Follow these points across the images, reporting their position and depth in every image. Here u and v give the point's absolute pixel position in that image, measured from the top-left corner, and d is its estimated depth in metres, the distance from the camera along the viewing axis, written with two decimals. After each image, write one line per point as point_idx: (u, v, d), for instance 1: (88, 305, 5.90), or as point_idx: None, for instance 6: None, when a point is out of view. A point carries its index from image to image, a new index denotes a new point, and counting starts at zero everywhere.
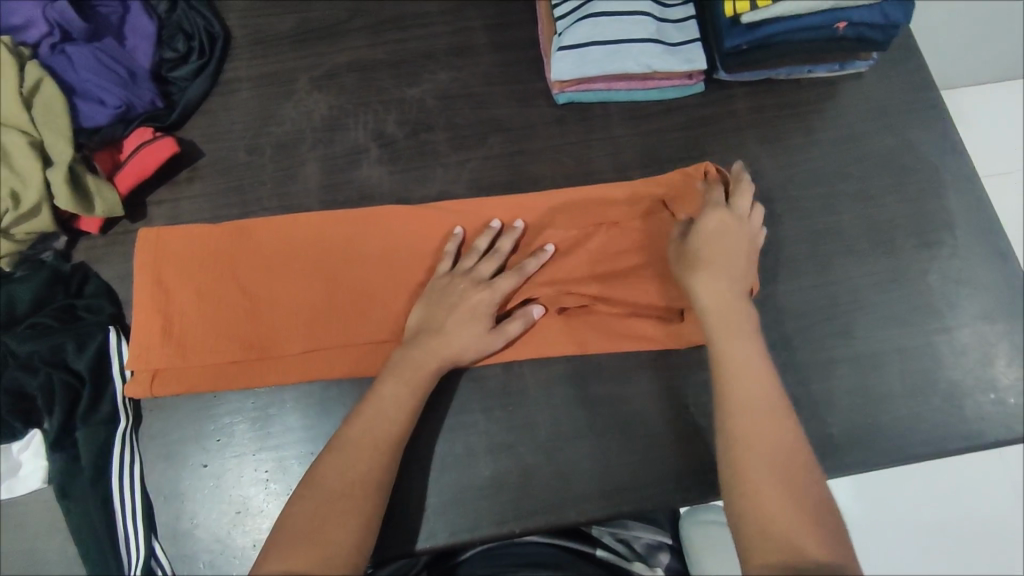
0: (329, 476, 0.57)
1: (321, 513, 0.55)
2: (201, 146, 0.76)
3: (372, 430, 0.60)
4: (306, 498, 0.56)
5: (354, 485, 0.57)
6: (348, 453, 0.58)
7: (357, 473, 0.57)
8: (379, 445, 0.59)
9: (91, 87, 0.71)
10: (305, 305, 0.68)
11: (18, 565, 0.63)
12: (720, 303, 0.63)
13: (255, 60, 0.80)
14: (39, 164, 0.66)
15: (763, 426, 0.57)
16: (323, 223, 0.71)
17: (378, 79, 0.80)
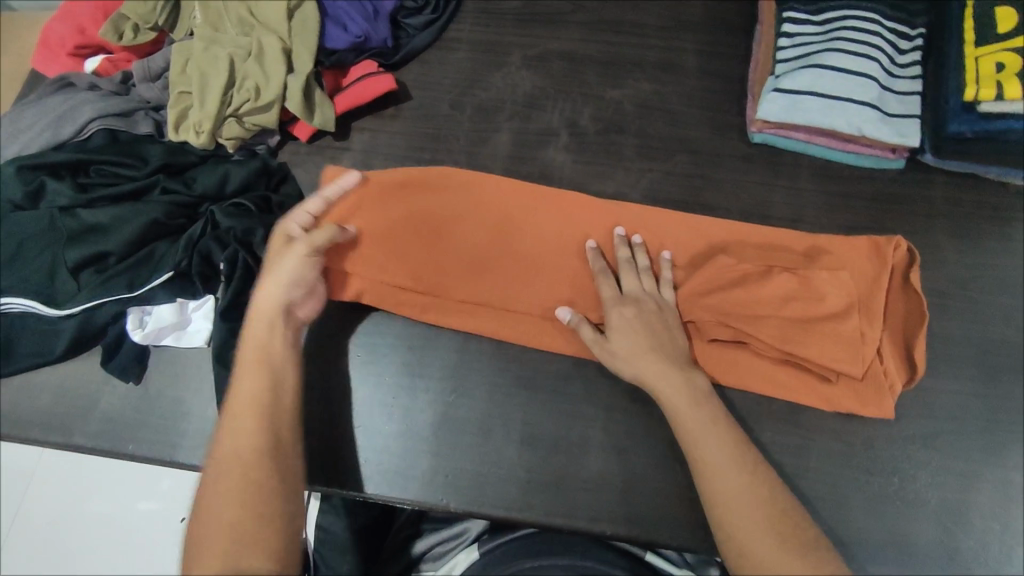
0: (234, 441, 0.56)
1: (221, 478, 0.54)
2: (411, 91, 0.82)
3: (242, 389, 0.59)
4: (219, 461, 0.55)
5: (238, 448, 0.55)
6: (238, 411, 0.58)
7: (244, 447, 0.55)
8: (249, 399, 0.58)
9: (341, 14, 0.78)
10: (475, 260, 0.72)
11: (159, 410, 0.68)
12: (673, 393, 0.62)
13: (478, 28, 0.85)
14: (284, 69, 0.73)
15: (722, 473, 0.56)
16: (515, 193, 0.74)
17: (584, 73, 0.83)
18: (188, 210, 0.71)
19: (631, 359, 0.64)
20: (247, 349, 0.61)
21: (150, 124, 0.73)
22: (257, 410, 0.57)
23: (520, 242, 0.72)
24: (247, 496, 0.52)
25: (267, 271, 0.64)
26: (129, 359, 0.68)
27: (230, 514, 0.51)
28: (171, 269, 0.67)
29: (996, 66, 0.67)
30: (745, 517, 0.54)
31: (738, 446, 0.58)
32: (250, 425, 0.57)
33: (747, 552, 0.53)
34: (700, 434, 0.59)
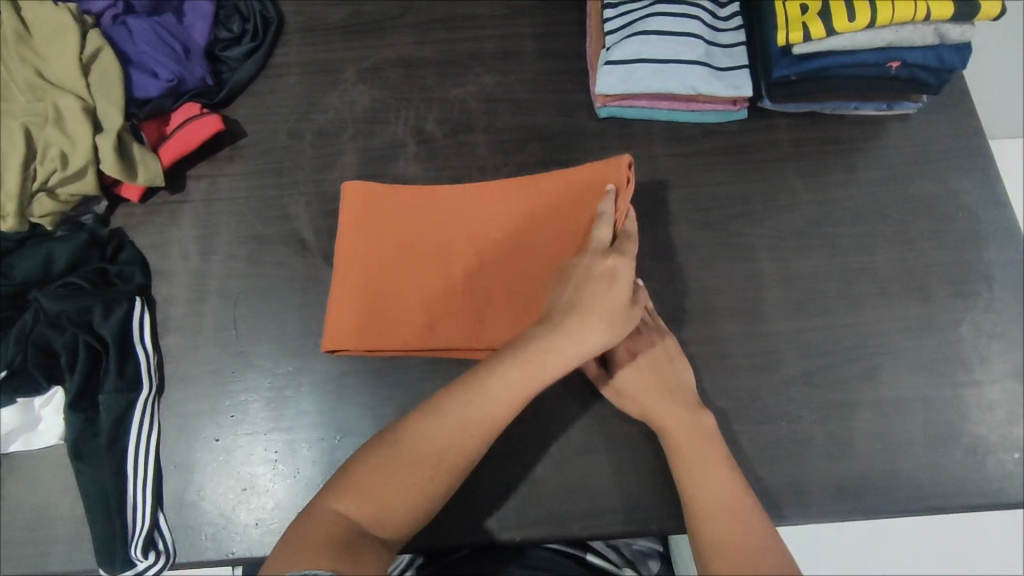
0: (446, 427, 0.53)
1: (423, 454, 0.53)
2: (246, 126, 0.78)
3: (494, 398, 0.54)
4: (423, 436, 0.53)
5: (467, 442, 0.53)
6: (468, 415, 0.54)
7: (458, 443, 0.53)
8: (497, 407, 0.54)
9: (146, 59, 0.72)
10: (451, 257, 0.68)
11: (20, 521, 0.62)
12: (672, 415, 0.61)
13: (305, 47, 0.82)
14: (91, 130, 0.67)
15: (693, 461, 0.58)
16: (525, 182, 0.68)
17: (424, 77, 0.81)
18: (15, 302, 0.66)
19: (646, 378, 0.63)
20: (515, 366, 0.55)
21: None
22: (475, 420, 0.54)
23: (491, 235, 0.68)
24: (434, 480, 0.53)
25: (619, 321, 0.58)
26: None
27: (421, 484, 0.52)
28: (3, 369, 0.63)
29: (801, 6, 0.67)
30: (708, 484, 0.57)
31: (707, 429, 0.60)
32: (483, 444, 0.54)
33: (714, 518, 0.55)
34: (680, 421, 0.61)
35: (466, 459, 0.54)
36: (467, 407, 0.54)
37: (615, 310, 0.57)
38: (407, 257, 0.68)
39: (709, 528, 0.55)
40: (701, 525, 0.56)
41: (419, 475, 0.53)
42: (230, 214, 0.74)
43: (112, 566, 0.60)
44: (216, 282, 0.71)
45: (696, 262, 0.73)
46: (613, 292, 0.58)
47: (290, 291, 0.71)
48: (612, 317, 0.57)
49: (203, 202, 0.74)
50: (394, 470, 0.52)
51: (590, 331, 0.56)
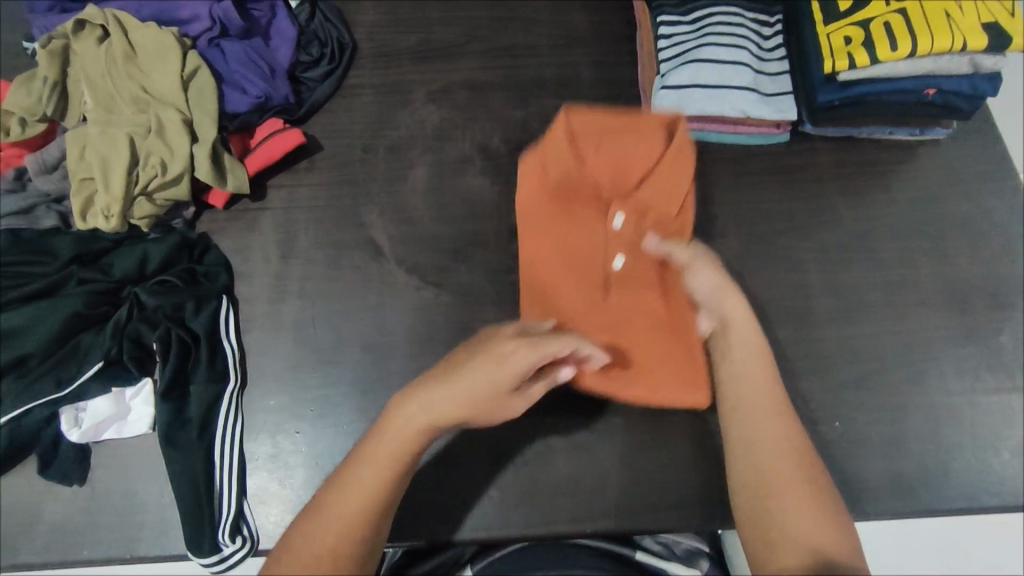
0: (356, 481, 0.56)
1: (344, 500, 0.55)
2: (322, 141, 0.83)
3: (361, 483, 0.56)
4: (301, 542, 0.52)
5: (370, 490, 0.55)
6: (345, 509, 0.54)
7: (333, 543, 0.53)
8: (360, 497, 0.55)
9: (238, 78, 0.78)
10: (582, 265, 0.75)
11: (114, 507, 0.65)
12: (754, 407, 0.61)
13: (377, 70, 0.88)
14: (189, 141, 0.73)
15: (760, 426, 0.60)
16: (665, 193, 0.76)
17: (487, 99, 0.86)
18: (111, 297, 0.70)
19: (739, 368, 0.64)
20: (411, 408, 0.59)
21: (54, 217, 0.72)
22: (353, 517, 0.54)
23: (615, 262, 0.74)
24: (343, 537, 0.53)
25: (448, 374, 0.60)
26: (70, 462, 0.66)
27: (336, 542, 0.53)
28: (100, 359, 0.65)
29: (845, 39, 0.73)
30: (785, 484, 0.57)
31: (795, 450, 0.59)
32: (382, 504, 0.56)
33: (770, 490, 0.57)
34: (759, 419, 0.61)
35: (377, 509, 0.55)
36: (370, 460, 0.57)
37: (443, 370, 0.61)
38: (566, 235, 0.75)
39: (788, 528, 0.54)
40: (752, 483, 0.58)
41: (327, 551, 0.52)
42: (308, 221, 0.78)
43: (200, 549, 0.62)
44: (295, 284, 0.75)
45: (748, 272, 0.78)
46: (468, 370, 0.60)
47: (366, 293, 0.75)
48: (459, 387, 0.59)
49: (283, 209, 0.79)
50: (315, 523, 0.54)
51: (460, 398, 0.59)
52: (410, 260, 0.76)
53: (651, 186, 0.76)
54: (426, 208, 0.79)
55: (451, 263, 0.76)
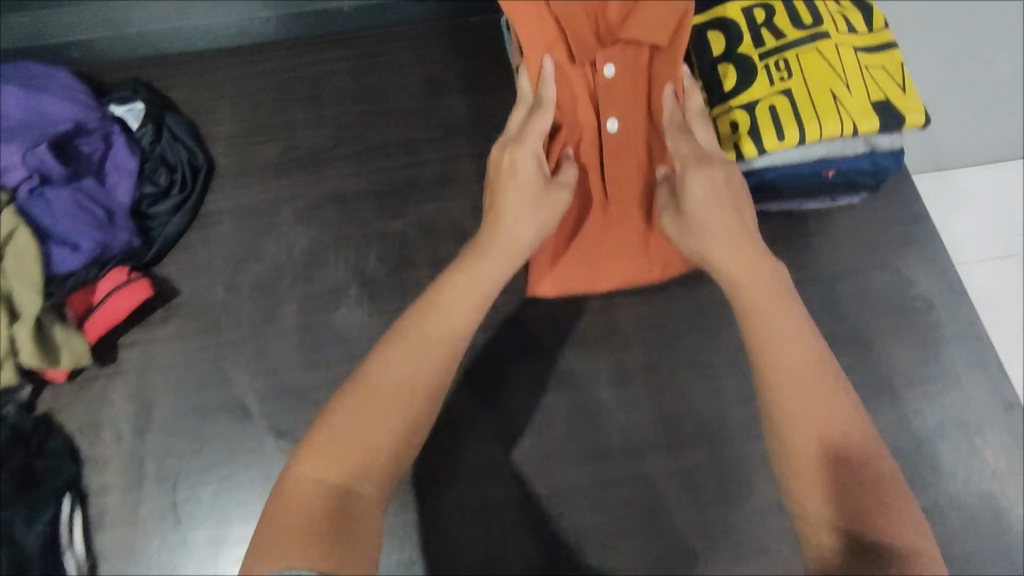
0: (397, 358, 0.51)
1: (417, 337, 0.53)
2: (180, 285, 0.74)
3: (450, 313, 0.55)
4: (385, 365, 0.51)
5: (424, 372, 0.51)
6: (424, 329, 0.53)
7: (409, 371, 0.51)
8: (444, 322, 0.54)
9: (66, 231, 0.69)
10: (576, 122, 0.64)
11: None
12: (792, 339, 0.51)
13: (238, 191, 0.79)
14: (5, 321, 0.64)
15: (785, 355, 0.50)
16: (655, 15, 0.59)
17: (362, 212, 0.78)
18: None
19: (753, 274, 0.54)
20: (484, 262, 0.58)
21: None
22: (434, 334, 0.53)
23: (609, 127, 0.63)
24: (412, 420, 0.50)
25: (495, 209, 0.60)
26: None
27: (414, 378, 0.51)
28: None
29: (731, 126, 0.65)
30: (803, 427, 0.48)
31: (810, 341, 0.51)
32: (458, 351, 0.53)
33: (815, 495, 0.47)
34: (788, 363, 0.50)
35: (464, 337, 0.54)
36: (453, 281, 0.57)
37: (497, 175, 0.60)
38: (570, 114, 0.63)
39: (788, 433, 0.48)
40: (793, 473, 0.48)
41: (410, 355, 0.52)
42: (165, 385, 0.70)
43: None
44: (153, 462, 0.67)
45: (659, 387, 0.70)
46: (544, 190, 0.59)
47: (236, 465, 0.67)
48: (527, 205, 0.59)
49: (136, 373, 0.70)
50: (393, 358, 0.51)
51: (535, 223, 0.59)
52: (283, 418, 0.69)
53: (636, 14, 0.60)
54: (299, 353, 0.71)
55: None
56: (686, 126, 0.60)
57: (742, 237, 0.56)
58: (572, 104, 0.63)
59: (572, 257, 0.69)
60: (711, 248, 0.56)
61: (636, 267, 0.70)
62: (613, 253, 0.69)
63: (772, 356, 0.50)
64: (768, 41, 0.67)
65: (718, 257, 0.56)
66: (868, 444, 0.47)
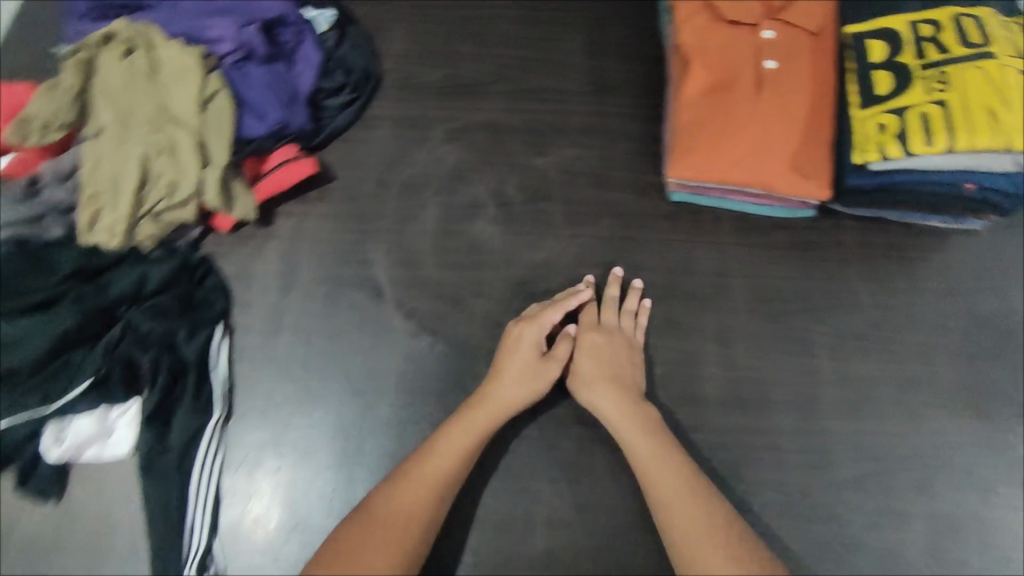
0: (411, 493, 0.60)
1: (420, 478, 0.61)
2: (337, 172, 0.82)
3: (444, 453, 0.63)
4: (384, 501, 0.60)
5: (445, 473, 0.62)
6: (427, 469, 0.62)
7: (432, 468, 0.62)
8: (442, 462, 0.63)
9: (257, 103, 0.78)
10: (730, 67, 0.78)
11: (94, 528, 0.66)
12: (679, 486, 0.61)
13: (399, 102, 0.87)
14: (199, 162, 0.72)
15: (659, 468, 0.63)
16: (810, 10, 0.78)
17: (507, 143, 0.86)
18: (104, 314, 0.69)
19: (665, 479, 0.62)
20: (494, 391, 0.68)
21: (62, 225, 0.73)
22: (435, 470, 0.62)
23: (766, 65, 0.77)
24: (405, 544, 0.57)
25: (498, 363, 0.70)
26: (49, 480, 0.66)
27: (438, 470, 0.62)
28: (91, 376, 0.66)
29: (879, 127, 0.72)
30: (708, 559, 0.56)
31: (694, 489, 0.61)
32: (466, 461, 0.64)
33: (693, 558, 0.57)
34: (665, 504, 0.61)
35: (455, 483, 0.63)
36: (448, 441, 0.64)
37: (500, 356, 0.70)
38: (728, 58, 0.78)
39: (672, 515, 0.60)
40: (683, 561, 0.57)
41: (420, 494, 0.60)
42: (313, 254, 0.78)
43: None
44: (291, 317, 0.75)
45: (756, 355, 0.75)
46: (543, 360, 0.70)
47: (364, 336, 0.73)
48: (521, 371, 0.69)
49: (288, 239, 0.78)
50: (400, 495, 0.60)
51: (546, 381, 0.69)
52: (411, 305, 0.75)
53: (799, 3, 0.78)
54: (434, 252, 0.78)
55: (450, 313, 0.75)
56: (599, 322, 0.74)
57: (623, 408, 0.67)
58: (731, 50, 0.79)
59: (702, 151, 0.76)
60: (607, 406, 0.68)
61: (753, 175, 0.75)
62: (746, 140, 0.75)
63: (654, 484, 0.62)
64: (931, 53, 0.71)
65: (613, 409, 0.67)
66: (717, 509, 0.60)
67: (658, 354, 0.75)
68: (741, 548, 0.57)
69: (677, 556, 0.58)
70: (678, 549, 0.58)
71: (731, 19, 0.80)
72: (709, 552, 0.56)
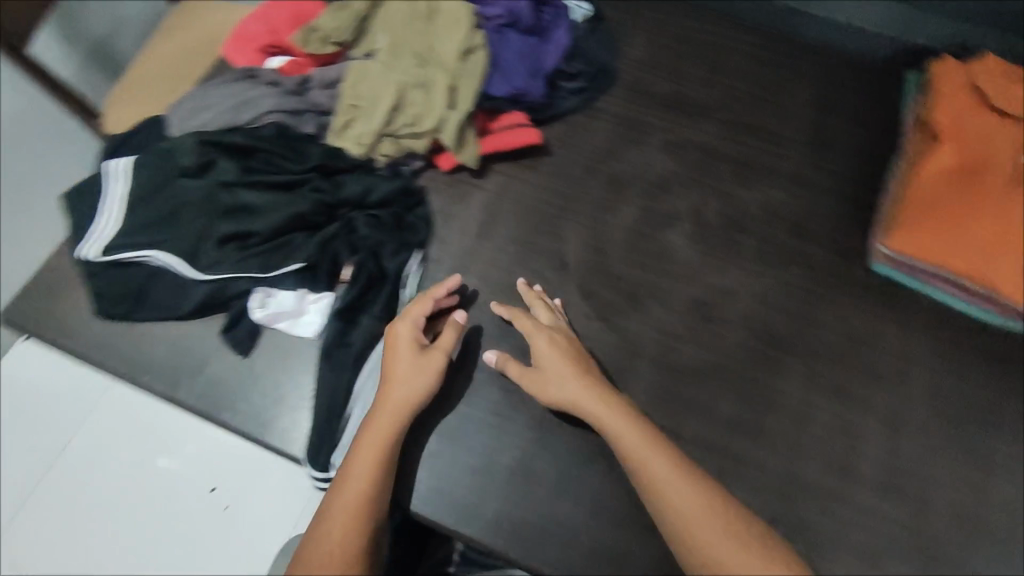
0: (344, 519, 0.57)
1: (344, 510, 0.58)
2: (553, 148, 0.87)
3: (354, 480, 0.60)
4: (316, 543, 0.56)
5: (368, 493, 0.59)
6: (345, 504, 0.58)
7: (353, 500, 0.58)
8: (364, 479, 0.60)
9: (507, 66, 0.84)
10: (985, 154, 0.75)
11: (266, 389, 0.72)
12: (673, 477, 0.58)
13: (624, 103, 0.91)
14: (445, 103, 0.78)
15: (652, 459, 0.59)
16: None
17: (717, 167, 0.87)
18: (329, 209, 0.76)
19: (657, 458, 0.60)
20: (391, 390, 0.65)
21: (314, 124, 0.80)
22: (368, 480, 0.60)
23: None
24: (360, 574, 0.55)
25: (410, 358, 0.67)
26: (245, 335, 0.73)
27: (354, 502, 0.58)
28: (302, 261, 0.72)
29: None
30: (712, 534, 0.55)
31: (682, 469, 0.59)
32: (384, 471, 0.61)
33: (704, 545, 0.55)
34: (661, 490, 0.58)
35: (384, 486, 0.61)
36: (356, 467, 0.60)
37: (390, 352, 0.67)
38: (986, 144, 0.75)
39: (672, 510, 0.57)
40: (686, 548, 0.56)
41: (339, 532, 0.57)
42: (513, 213, 0.82)
43: (315, 461, 0.68)
44: (479, 265, 0.79)
45: (923, 451, 0.71)
46: (421, 353, 0.67)
47: None
48: (411, 363, 0.66)
49: (495, 194, 0.83)
50: (322, 537, 0.57)
51: (438, 373, 0.67)
52: (591, 288, 0.78)
53: None
54: (623, 246, 0.81)
55: (626, 308, 0.78)
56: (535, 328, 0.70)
57: (591, 391, 0.64)
58: (992, 137, 0.75)
59: (930, 228, 0.74)
60: (576, 392, 0.65)
61: (980, 266, 0.72)
62: (983, 229, 0.72)
63: (648, 472, 0.59)
64: None
65: (577, 393, 0.64)
66: (711, 494, 0.58)
67: (820, 415, 0.73)
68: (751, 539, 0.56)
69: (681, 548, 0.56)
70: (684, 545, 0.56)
71: (999, 107, 0.76)
72: (717, 539, 0.55)
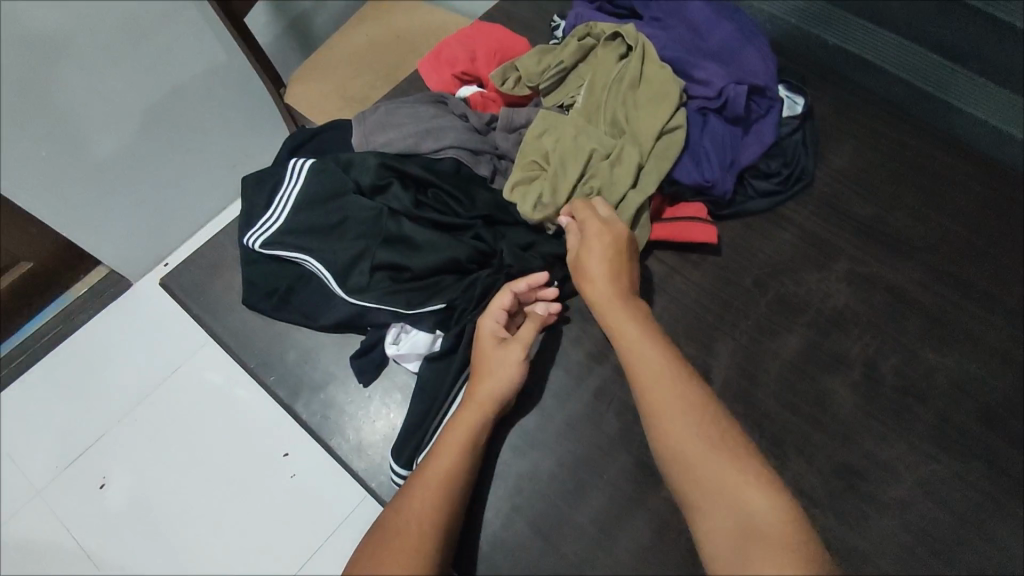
0: (415, 504, 0.59)
1: (418, 493, 0.59)
2: (724, 250, 0.81)
3: (431, 472, 0.61)
4: (390, 521, 0.58)
5: (443, 486, 0.60)
6: (419, 491, 0.60)
7: (424, 496, 0.59)
8: (439, 469, 0.61)
9: (700, 153, 0.78)
10: None
11: (379, 423, 0.72)
12: (689, 421, 0.57)
13: (816, 217, 0.83)
14: (629, 182, 0.74)
15: (664, 391, 0.59)
16: None
17: (907, 318, 0.77)
18: (483, 258, 0.74)
19: (672, 394, 0.59)
20: (479, 386, 0.66)
21: (489, 167, 0.79)
22: (443, 477, 0.61)
23: None
24: (424, 558, 0.56)
25: (490, 356, 0.67)
26: (372, 364, 0.73)
27: (426, 494, 0.59)
28: (442, 303, 0.71)
29: None
30: (724, 478, 0.53)
31: (700, 409, 0.58)
32: (460, 471, 0.62)
33: (713, 489, 0.53)
34: (671, 425, 0.57)
35: (457, 484, 0.61)
36: (451, 439, 0.63)
37: (479, 352, 0.68)
38: None
39: (679, 451, 0.56)
40: (688, 487, 0.54)
41: (426, 497, 0.59)
42: (666, 310, 0.78)
43: (399, 456, 0.68)
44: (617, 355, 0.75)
45: None
46: (500, 344, 0.68)
47: None
48: (490, 353, 0.67)
49: (652, 285, 0.79)
50: (412, 499, 0.59)
51: (519, 366, 0.67)
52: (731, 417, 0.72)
53: None
54: (777, 379, 0.74)
55: (764, 450, 0.70)
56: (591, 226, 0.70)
57: (623, 320, 0.65)
58: None
59: None
60: (596, 291, 0.68)
61: None
62: None
63: (660, 409, 0.58)
64: None
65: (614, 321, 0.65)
66: (727, 440, 0.56)
67: None
68: (768, 489, 0.52)
69: (685, 488, 0.55)
70: (689, 482, 0.54)
71: None
72: (727, 480, 0.53)
